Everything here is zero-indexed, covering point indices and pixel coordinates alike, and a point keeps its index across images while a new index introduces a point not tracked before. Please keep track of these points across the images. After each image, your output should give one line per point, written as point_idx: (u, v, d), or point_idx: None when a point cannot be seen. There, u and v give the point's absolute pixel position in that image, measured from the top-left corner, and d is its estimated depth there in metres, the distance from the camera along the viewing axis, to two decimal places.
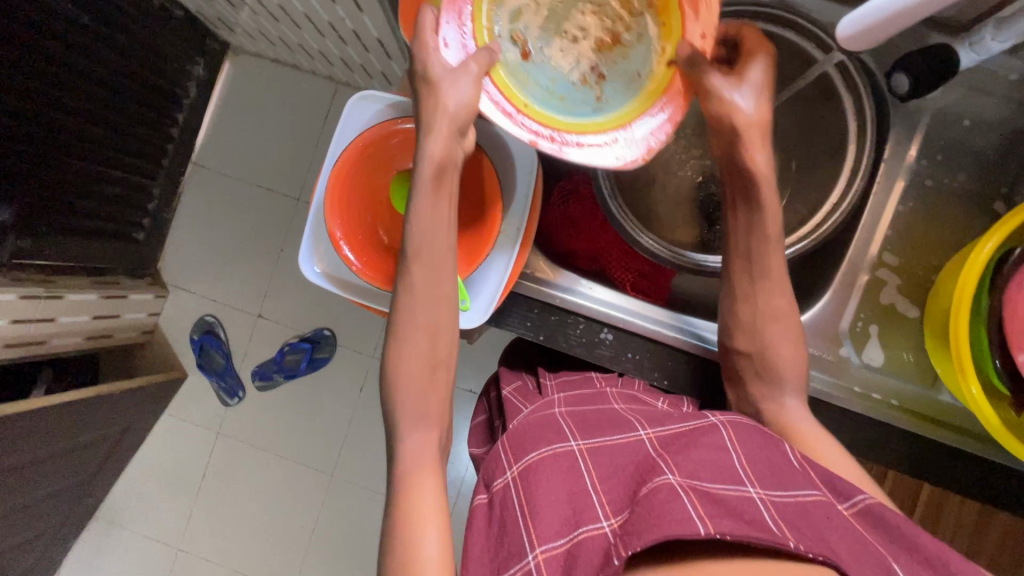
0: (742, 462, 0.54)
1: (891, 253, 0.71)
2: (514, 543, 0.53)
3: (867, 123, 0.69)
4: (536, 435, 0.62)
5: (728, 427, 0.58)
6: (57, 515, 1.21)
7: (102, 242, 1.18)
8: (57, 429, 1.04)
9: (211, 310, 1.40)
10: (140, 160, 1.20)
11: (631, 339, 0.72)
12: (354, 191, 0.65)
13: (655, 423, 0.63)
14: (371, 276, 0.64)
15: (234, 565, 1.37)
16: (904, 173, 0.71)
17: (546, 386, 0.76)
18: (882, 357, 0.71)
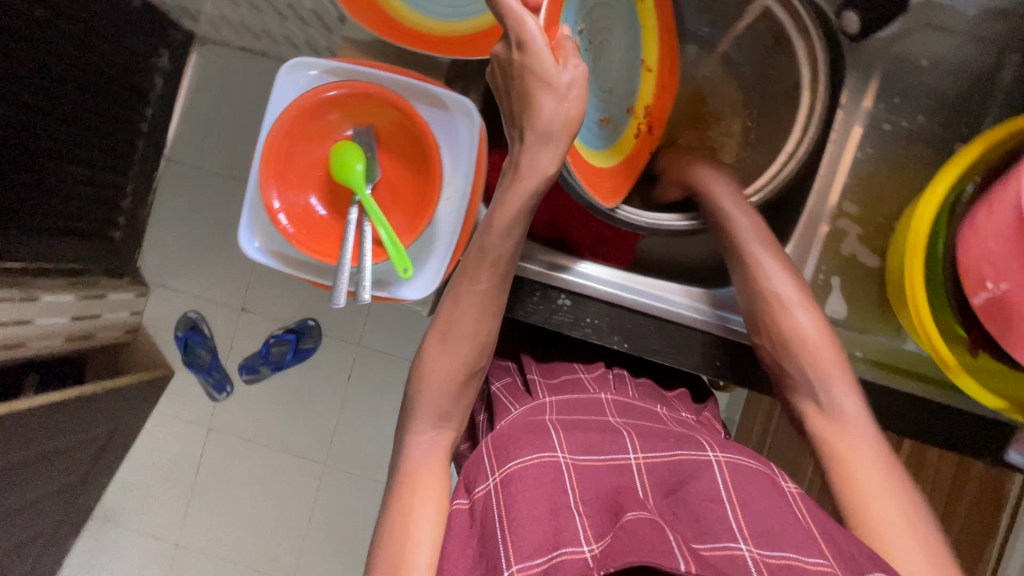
0: (738, 511, 0.50)
1: (850, 201, 0.71)
2: (489, 553, 0.49)
3: (820, 72, 0.71)
4: (521, 440, 0.56)
5: (725, 467, 0.55)
6: (53, 517, 1.21)
7: (77, 242, 1.16)
8: (45, 430, 1.03)
9: (195, 306, 1.39)
10: (110, 158, 1.18)
11: (589, 304, 0.70)
12: (295, 167, 0.59)
13: (650, 441, 0.58)
14: (314, 251, 0.58)
15: (233, 558, 1.38)
16: (861, 120, 0.72)
17: (535, 381, 0.70)
18: (846, 307, 0.71)
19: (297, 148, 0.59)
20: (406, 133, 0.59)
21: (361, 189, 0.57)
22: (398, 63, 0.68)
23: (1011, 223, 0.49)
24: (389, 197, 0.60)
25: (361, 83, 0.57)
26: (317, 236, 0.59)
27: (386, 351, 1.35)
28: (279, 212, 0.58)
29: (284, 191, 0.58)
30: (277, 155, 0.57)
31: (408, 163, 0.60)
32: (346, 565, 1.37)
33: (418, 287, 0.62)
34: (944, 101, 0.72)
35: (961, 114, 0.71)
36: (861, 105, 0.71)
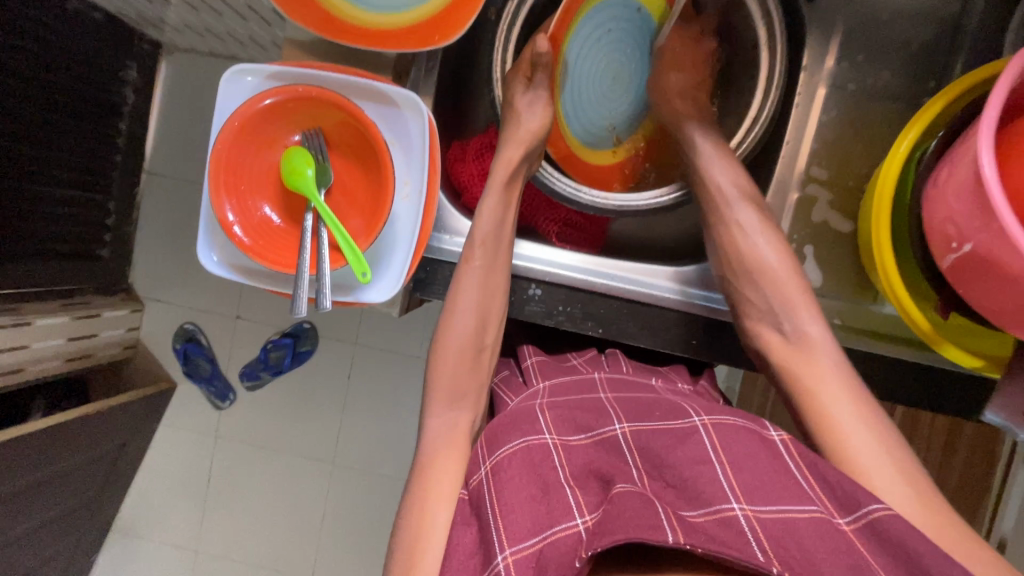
0: (729, 471, 0.49)
1: (819, 166, 0.70)
2: (484, 538, 0.49)
3: (776, 31, 0.71)
4: (510, 427, 0.56)
5: (711, 429, 0.52)
6: (71, 534, 1.23)
7: (65, 263, 1.16)
8: (54, 453, 1.04)
9: (190, 318, 1.39)
10: (89, 176, 1.17)
11: (559, 292, 0.71)
12: (245, 177, 0.58)
13: (638, 413, 0.57)
14: (269, 260, 0.57)
15: (252, 560, 1.41)
16: (825, 79, 0.70)
17: (528, 368, 0.71)
18: (821, 276, 0.70)
19: (245, 158, 0.58)
20: (356, 134, 0.58)
21: (314, 194, 0.56)
22: (347, 61, 0.66)
23: (969, 180, 0.47)
24: (345, 200, 0.59)
25: (301, 86, 0.55)
26: (276, 245, 0.58)
27: (382, 348, 1.36)
28: (234, 224, 0.57)
29: (236, 203, 0.57)
30: (226, 167, 0.56)
31: (361, 164, 0.59)
32: (363, 558, 1.39)
33: (381, 288, 0.60)
34: (919, 51, 0.69)
35: (935, 62, 0.69)
36: (824, 66, 0.70)
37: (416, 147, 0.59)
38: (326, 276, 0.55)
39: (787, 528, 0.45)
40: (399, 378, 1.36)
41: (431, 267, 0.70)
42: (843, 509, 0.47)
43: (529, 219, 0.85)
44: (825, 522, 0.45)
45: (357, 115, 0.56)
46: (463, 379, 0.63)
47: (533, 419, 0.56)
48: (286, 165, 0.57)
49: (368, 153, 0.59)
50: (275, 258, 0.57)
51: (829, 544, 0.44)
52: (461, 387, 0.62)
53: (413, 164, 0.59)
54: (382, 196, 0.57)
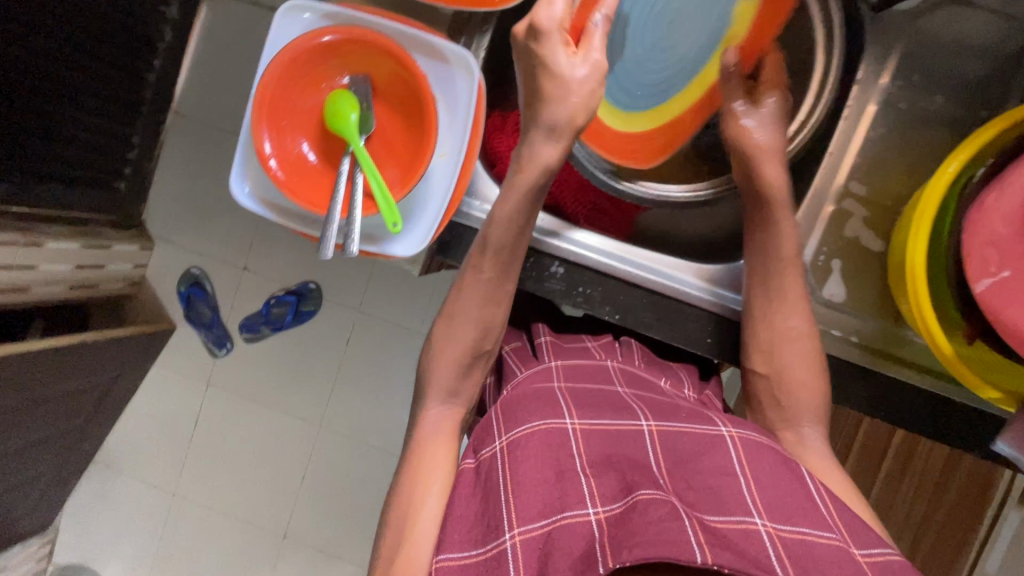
0: (752, 485, 0.49)
1: (858, 182, 0.69)
2: (490, 513, 0.49)
3: (834, 33, 0.74)
4: (529, 407, 0.57)
5: (738, 443, 0.54)
6: (54, 459, 1.24)
7: (82, 189, 1.16)
8: (47, 373, 1.05)
9: (198, 263, 1.39)
10: (118, 106, 1.16)
11: (583, 274, 0.71)
12: (288, 112, 0.58)
13: (662, 414, 0.58)
14: (299, 197, 0.57)
15: (227, 510, 1.42)
16: (876, 97, 0.69)
17: (541, 344, 0.71)
18: (845, 291, 0.70)
19: (290, 94, 0.58)
20: (403, 85, 0.58)
21: (355, 138, 0.56)
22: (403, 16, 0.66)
23: None
24: (383, 150, 0.60)
25: (357, 29, 0.55)
26: (309, 185, 0.58)
27: (386, 318, 1.36)
28: (270, 156, 0.56)
29: (276, 136, 0.57)
30: (270, 97, 0.56)
31: (404, 115, 0.59)
32: (337, 523, 1.39)
33: (408, 243, 0.60)
34: (975, 81, 0.69)
35: (989, 94, 0.69)
36: (877, 83, 0.69)
37: (462, 109, 0.59)
38: (356, 222, 0.54)
39: (808, 551, 0.44)
40: (398, 352, 1.36)
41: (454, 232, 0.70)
42: (857, 542, 0.47)
43: (560, 199, 0.84)
44: (844, 552, 0.45)
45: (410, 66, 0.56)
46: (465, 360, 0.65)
47: (557, 404, 0.57)
48: (330, 107, 0.57)
49: (413, 107, 0.59)
50: (306, 196, 0.57)
51: (841, 567, 0.44)
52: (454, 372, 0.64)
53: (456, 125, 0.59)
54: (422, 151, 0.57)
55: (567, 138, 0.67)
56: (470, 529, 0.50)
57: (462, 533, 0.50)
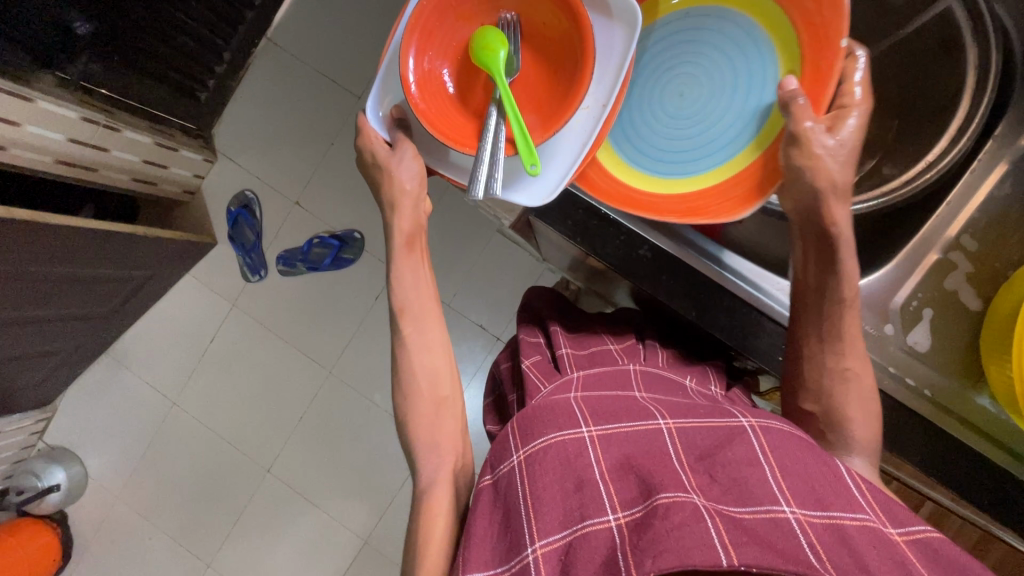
0: (777, 474, 0.48)
1: (971, 238, 0.66)
2: (513, 531, 0.50)
3: (989, 77, 0.62)
4: (546, 416, 0.54)
5: (760, 432, 0.52)
6: (72, 339, 1.26)
7: (167, 90, 1.19)
8: (91, 253, 1.07)
9: (253, 187, 1.41)
10: (219, 19, 1.19)
11: (668, 262, 0.63)
12: (437, 40, 0.57)
13: (680, 411, 0.56)
14: (438, 126, 0.57)
15: (220, 431, 1.43)
16: (1010, 156, 0.66)
17: (563, 356, 0.68)
18: (929, 342, 0.66)
19: (443, 26, 0.57)
20: (557, 32, 0.56)
21: (500, 76, 0.55)
22: None
23: None
24: (525, 94, 0.59)
25: None
26: (448, 119, 0.58)
27: None
28: (414, 84, 0.56)
29: (422, 63, 0.57)
30: (424, 27, 0.56)
31: (553, 63, 0.57)
32: (321, 470, 1.40)
33: (532, 193, 0.57)
34: None
35: None
36: (1013, 145, 0.65)
37: (614, 63, 0.54)
38: (497, 162, 0.55)
39: (840, 533, 0.43)
40: None
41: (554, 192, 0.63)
42: (892, 520, 0.45)
43: None
44: (875, 533, 0.44)
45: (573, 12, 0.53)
46: (444, 383, 0.65)
47: (570, 411, 0.54)
48: (478, 42, 0.55)
49: (565, 56, 0.56)
50: (444, 129, 0.56)
51: (875, 546, 0.43)
52: (439, 391, 0.64)
53: (603, 76, 0.54)
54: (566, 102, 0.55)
55: (415, 197, 0.64)
56: (494, 547, 0.51)
57: (485, 534, 0.52)
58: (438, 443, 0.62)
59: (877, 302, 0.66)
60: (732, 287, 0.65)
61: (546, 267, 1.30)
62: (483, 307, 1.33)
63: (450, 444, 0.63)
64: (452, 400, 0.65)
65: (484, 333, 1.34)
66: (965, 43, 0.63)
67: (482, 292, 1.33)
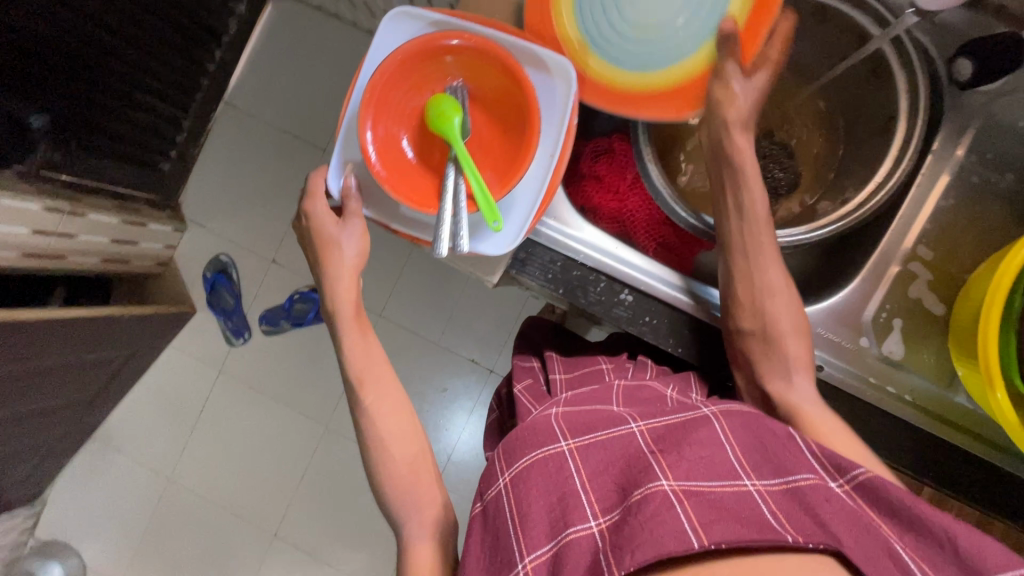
0: (738, 451, 0.51)
1: (926, 247, 0.69)
2: (504, 550, 0.49)
3: (920, 99, 0.66)
4: (527, 437, 0.55)
5: (721, 416, 0.54)
6: (57, 430, 1.23)
7: (129, 166, 1.18)
8: (68, 341, 1.05)
9: (227, 250, 1.41)
10: (174, 91, 1.19)
11: (652, 303, 0.65)
12: (390, 107, 0.54)
13: (650, 414, 0.57)
14: (396, 188, 0.53)
15: (220, 501, 1.40)
16: (950, 167, 0.69)
17: (555, 381, 0.70)
18: (903, 349, 0.68)
19: (395, 97, 0.54)
20: (506, 90, 0.54)
21: (457, 140, 0.52)
22: None
23: None
24: (481, 152, 0.56)
25: (474, 38, 0.52)
26: (408, 183, 0.55)
27: (406, 326, 1.35)
28: (373, 154, 0.53)
29: (376, 130, 0.54)
30: (378, 99, 0.53)
31: (505, 120, 0.56)
32: (329, 527, 1.37)
33: (495, 243, 0.56)
34: None
35: None
36: (954, 154, 0.69)
37: (557, 116, 0.54)
38: (460, 221, 0.52)
39: (798, 497, 0.46)
40: (412, 361, 1.35)
41: (531, 248, 0.64)
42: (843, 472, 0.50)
43: (630, 231, 0.70)
44: (827, 490, 0.47)
45: (519, 77, 0.52)
46: (413, 443, 0.65)
47: (550, 427, 0.55)
48: (433, 110, 0.53)
49: (516, 114, 0.55)
50: (405, 192, 0.53)
51: (831, 503, 0.46)
52: (410, 449, 0.64)
53: (549, 130, 0.54)
54: (520, 157, 0.53)
55: (358, 265, 0.64)
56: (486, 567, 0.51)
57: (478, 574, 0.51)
58: (416, 501, 0.62)
59: (849, 317, 0.69)
60: (685, 304, 0.66)
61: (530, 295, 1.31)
62: (473, 342, 1.34)
63: (428, 497, 0.62)
64: (424, 460, 0.65)
65: (477, 368, 1.34)
66: (896, 72, 0.67)
67: (471, 328, 1.34)
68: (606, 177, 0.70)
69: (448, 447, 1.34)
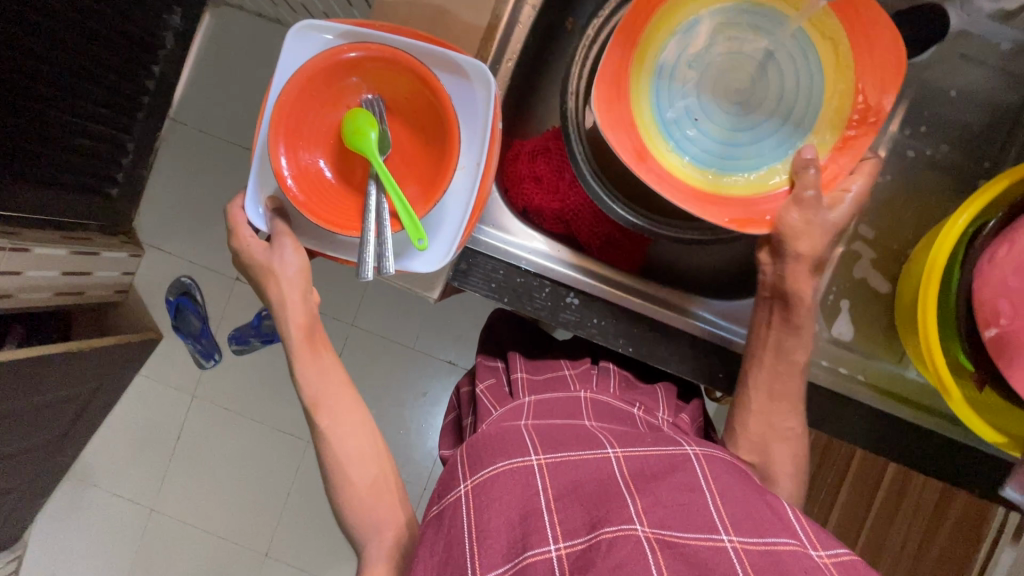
0: (718, 500, 0.48)
1: (867, 226, 0.71)
2: (452, 562, 0.49)
3: None
4: (495, 446, 0.54)
5: (703, 460, 0.52)
6: (27, 472, 1.19)
7: (74, 195, 1.13)
8: (26, 383, 1.01)
9: (189, 272, 1.37)
10: (114, 114, 1.14)
11: (596, 304, 0.64)
12: (304, 129, 0.52)
13: (628, 439, 0.55)
14: (317, 213, 0.52)
15: (207, 526, 1.38)
16: (885, 143, 0.71)
17: (517, 380, 0.69)
18: (852, 329, 0.71)
19: (307, 117, 0.52)
20: (422, 99, 0.52)
21: (374, 157, 0.50)
22: None
23: None
24: (405, 166, 0.54)
25: (381, 49, 0.49)
26: (330, 205, 0.53)
27: (379, 334, 1.33)
28: (291, 180, 0.52)
29: (292, 154, 0.52)
30: (289, 122, 0.51)
31: (426, 131, 0.53)
32: (321, 542, 1.36)
33: (427, 260, 0.54)
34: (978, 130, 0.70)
35: (988, 145, 0.70)
36: (886, 132, 0.70)
37: (478, 122, 0.51)
38: (384, 242, 0.50)
39: (774, 559, 0.43)
40: (388, 368, 1.33)
41: (472, 258, 0.63)
42: (821, 542, 0.45)
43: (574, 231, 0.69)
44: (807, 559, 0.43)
45: (432, 85, 0.49)
46: (374, 464, 0.62)
47: (519, 440, 0.54)
48: (347, 127, 0.50)
49: (435, 124, 0.52)
50: (326, 217, 0.51)
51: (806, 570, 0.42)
52: (370, 471, 0.62)
53: (470, 138, 0.51)
54: (442, 170, 0.51)
55: (301, 287, 0.60)
56: None
57: None
58: (376, 525, 0.61)
59: None
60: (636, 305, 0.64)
61: None
62: (448, 344, 1.32)
63: (389, 520, 0.61)
64: (385, 476, 0.63)
65: (454, 370, 1.33)
66: None
67: (444, 330, 1.33)
68: (545, 178, 0.68)
69: (433, 451, 1.34)
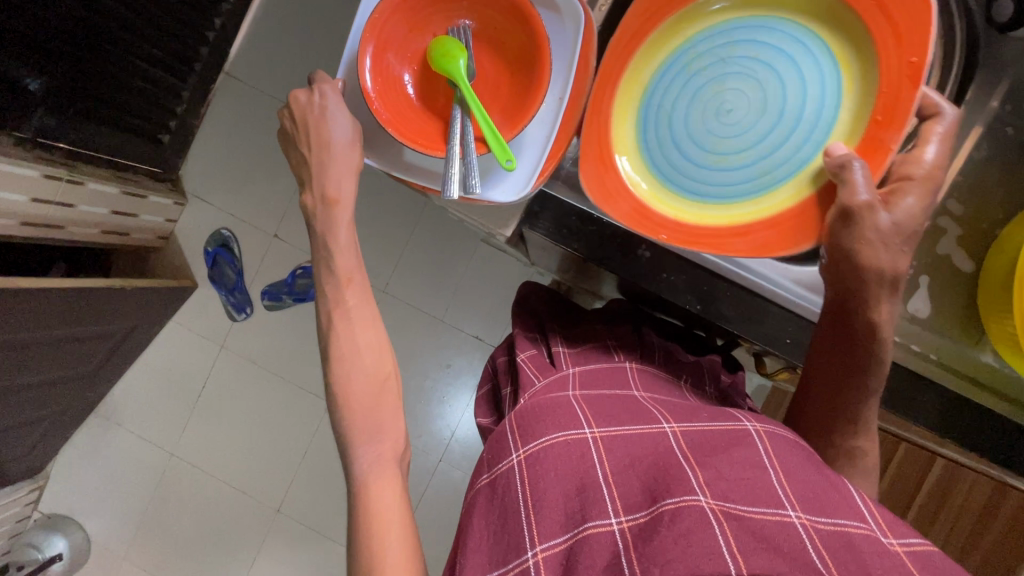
0: (783, 478, 0.45)
1: (957, 201, 0.68)
2: (511, 531, 0.49)
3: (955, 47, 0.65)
4: (546, 416, 0.54)
5: (764, 437, 0.50)
6: (59, 403, 1.22)
7: (128, 137, 1.15)
8: (69, 312, 1.03)
9: (228, 225, 1.39)
10: (173, 61, 1.16)
11: (669, 258, 0.63)
12: (391, 46, 0.53)
13: (684, 415, 0.55)
14: (399, 129, 0.52)
15: (223, 476, 1.40)
16: (983, 120, 0.67)
17: (558, 355, 0.68)
18: (929, 308, 0.68)
19: (396, 37, 0.53)
20: (511, 28, 0.52)
21: (462, 80, 0.51)
22: None
23: None
24: (488, 95, 0.54)
25: None
26: (413, 129, 0.53)
27: (409, 303, 1.33)
28: (375, 97, 0.52)
29: (379, 72, 0.53)
30: (378, 39, 0.52)
31: (512, 60, 0.53)
32: (333, 502, 1.37)
33: (506, 189, 0.54)
34: None
35: None
36: (986, 107, 0.66)
37: (565, 53, 0.52)
38: (470, 163, 0.51)
39: (849, 543, 0.41)
40: (415, 337, 1.34)
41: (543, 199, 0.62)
42: (893, 531, 0.43)
43: None
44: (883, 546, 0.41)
45: (526, 15, 0.50)
46: (382, 359, 0.61)
47: (572, 413, 0.54)
48: (436, 49, 0.51)
49: (523, 53, 0.53)
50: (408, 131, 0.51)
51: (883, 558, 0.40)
52: (378, 378, 0.60)
53: (558, 68, 0.52)
54: (528, 97, 0.51)
55: (352, 162, 0.59)
56: (490, 550, 0.50)
57: (484, 541, 0.51)
58: (380, 428, 0.58)
59: None
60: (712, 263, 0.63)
61: (534, 271, 1.29)
62: (477, 318, 1.32)
63: (391, 427, 0.59)
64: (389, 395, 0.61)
65: (481, 344, 1.33)
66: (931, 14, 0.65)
67: (475, 303, 1.32)
68: None
69: (452, 423, 1.34)
